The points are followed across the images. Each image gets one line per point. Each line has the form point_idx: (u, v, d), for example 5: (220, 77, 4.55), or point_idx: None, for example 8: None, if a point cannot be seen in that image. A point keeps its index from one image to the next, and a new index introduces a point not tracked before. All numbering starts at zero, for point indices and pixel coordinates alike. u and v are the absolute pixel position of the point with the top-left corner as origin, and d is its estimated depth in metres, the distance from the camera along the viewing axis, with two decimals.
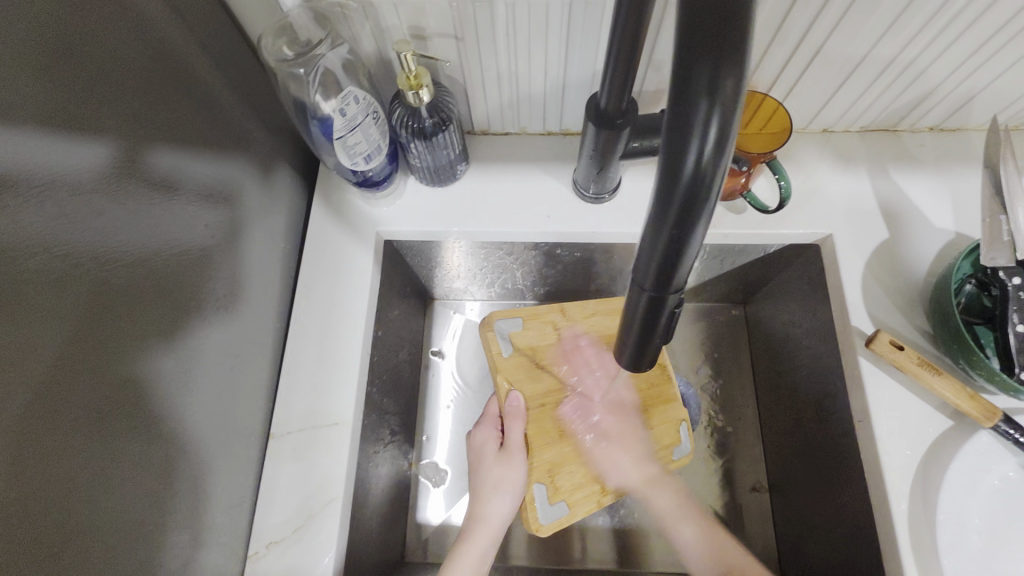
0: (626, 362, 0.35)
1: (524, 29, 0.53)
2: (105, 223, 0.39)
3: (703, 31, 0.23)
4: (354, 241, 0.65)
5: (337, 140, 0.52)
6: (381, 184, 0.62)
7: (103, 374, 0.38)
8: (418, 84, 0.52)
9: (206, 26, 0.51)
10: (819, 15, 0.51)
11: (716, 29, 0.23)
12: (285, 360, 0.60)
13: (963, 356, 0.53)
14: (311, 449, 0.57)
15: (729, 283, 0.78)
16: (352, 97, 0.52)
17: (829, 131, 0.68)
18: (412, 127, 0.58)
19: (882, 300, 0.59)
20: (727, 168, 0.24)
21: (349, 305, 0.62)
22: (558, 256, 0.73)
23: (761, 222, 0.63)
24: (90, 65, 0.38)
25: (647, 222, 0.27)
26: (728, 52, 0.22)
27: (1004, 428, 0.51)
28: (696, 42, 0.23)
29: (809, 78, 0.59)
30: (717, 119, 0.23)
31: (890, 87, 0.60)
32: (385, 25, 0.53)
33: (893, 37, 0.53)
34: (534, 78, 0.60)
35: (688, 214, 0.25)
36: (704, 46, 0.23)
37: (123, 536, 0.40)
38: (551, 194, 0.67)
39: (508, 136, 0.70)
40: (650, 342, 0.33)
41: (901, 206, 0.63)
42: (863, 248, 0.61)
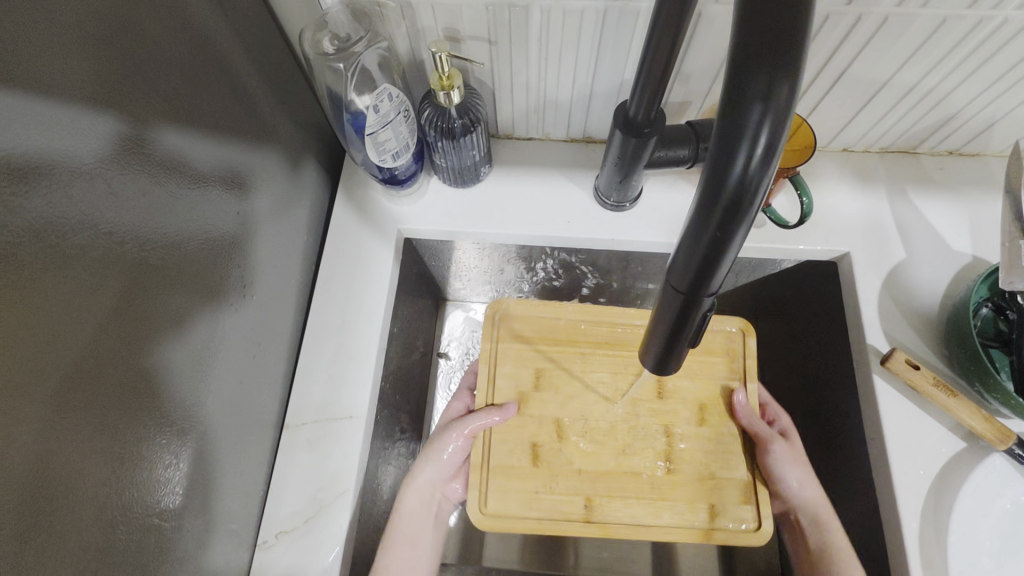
0: (650, 365, 0.35)
1: (557, 37, 0.54)
2: (145, 204, 0.39)
3: (763, 39, 0.23)
4: (375, 238, 0.66)
5: (368, 135, 0.53)
6: (405, 182, 0.63)
7: (133, 353, 0.39)
8: (450, 85, 0.53)
9: (246, 19, 0.52)
10: (847, 37, 0.52)
11: (771, 40, 0.23)
12: (302, 352, 0.61)
13: (979, 378, 0.53)
14: (324, 441, 0.57)
15: (743, 297, 0.78)
16: (386, 94, 0.52)
17: (849, 151, 0.68)
18: (441, 127, 0.59)
19: (898, 319, 0.59)
20: (772, 178, 0.25)
21: (367, 300, 0.63)
22: (575, 262, 0.74)
23: (780, 236, 0.64)
24: (139, 51, 0.39)
25: (688, 228, 0.28)
26: (783, 63, 0.23)
27: (1017, 451, 0.51)
28: (751, 51, 0.23)
29: (833, 98, 0.60)
30: (769, 127, 0.23)
31: (912, 110, 0.60)
32: (420, 26, 0.54)
33: (917, 63, 0.54)
34: (562, 85, 0.61)
35: (732, 218, 0.25)
36: (759, 55, 0.23)
37: (140, 515, 0.41)
38: (572, 200, 0.67)
39: (531, 142, 0.71)
40: (676, 347, 0.33)
41: (919, 228, 0.63)
42: (879, 268, 0.61)
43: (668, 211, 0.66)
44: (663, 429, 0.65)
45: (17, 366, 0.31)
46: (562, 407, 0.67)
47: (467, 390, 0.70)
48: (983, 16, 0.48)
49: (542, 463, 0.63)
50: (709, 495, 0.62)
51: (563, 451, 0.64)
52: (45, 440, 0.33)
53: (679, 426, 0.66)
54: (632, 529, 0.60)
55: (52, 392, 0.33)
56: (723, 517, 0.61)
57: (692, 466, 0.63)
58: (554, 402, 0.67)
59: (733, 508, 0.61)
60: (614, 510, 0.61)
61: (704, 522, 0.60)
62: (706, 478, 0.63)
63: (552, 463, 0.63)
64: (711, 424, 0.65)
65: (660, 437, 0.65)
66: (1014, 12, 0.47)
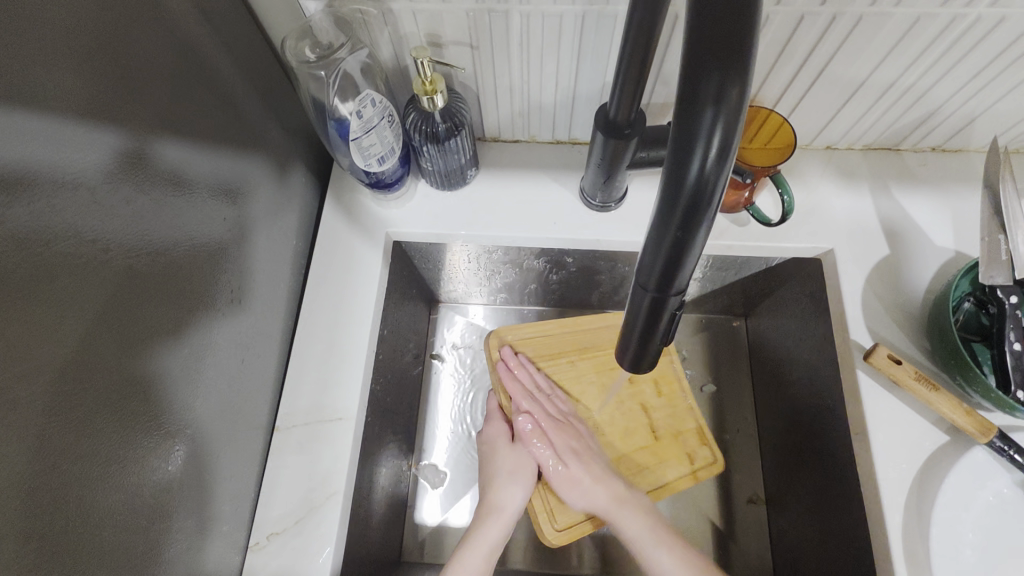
0: (626, 364, 0.36)
1: (538, 41, 0.55)
2: (130, 211, 0.40)
3: (715, 43, 0.24)
4: (364, 241, 0.67)
5: (352, 141, 0.54)
6: (392, 185, 0.64)
7: (119, 359, 0.40)
8: (433, 90, 0.54)
9: (231, 29, 0.53)
10: (824, 36, 0.52)
11: (722, 44, 0.24)
12: (292, 355, 0.61)
13: (960, 372, 0.53)
14: (315, 442, 0.58)
15: (731, 294, 0.79)
16: (368, 100, 0.53)
17: (833, 148, 0.69)
18: (426, 131, 0.60)
19: (881, 314, 0.60)
20: (729, 177, 0.26)
21: (356, 303, 0.64)
22: (563, 262, 0.74)
23: (764, 234, 0.64)
24: (122, 62, 0.40)
25: (651, 231, 0.28)
26: (734, 66, 0.24)
27: (999, 444, 0.51)
28: (704, 54, 0.24)
29: (814, 97, 0.60)
30: (721, 128, 0.24)
31: (893, 107, 0.61)
32: (403, 32, 0.55)
33: (895, 60, 0.54)
34: (546, 89, 0.62)
35: (691, 219, 0.26)
36: (711, 58, 0.24)
37: (130, 518, 0.42)
38: (559, 201, 0.68)
39: (518, 144, 0.71)
40: (650, 345, 0.34)
41: (902, 223, 0.64)
42: (862, 264, 0.62)
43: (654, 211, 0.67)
44: (638, 406, 0.72)
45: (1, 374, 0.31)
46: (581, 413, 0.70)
47: (497, 412, 0.70)
48: (956, 14, 0.49)
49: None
50: (685, 448, 0.70)
51: (596, 448, 0.68)
52: (32, 445, 0.33)
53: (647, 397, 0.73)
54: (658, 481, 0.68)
55: (37, 399, 0.33)
56: (699, 462, 0.69)
57: (664, 426, 0.71)
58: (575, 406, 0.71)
59: (699, 452, 0.70)
60: (654, 474, 0.68)
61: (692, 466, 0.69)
62: (677, 435, 0.71)
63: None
64: (667, 396, 0.73)
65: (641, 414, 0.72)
66: (987, 9, 0.48)
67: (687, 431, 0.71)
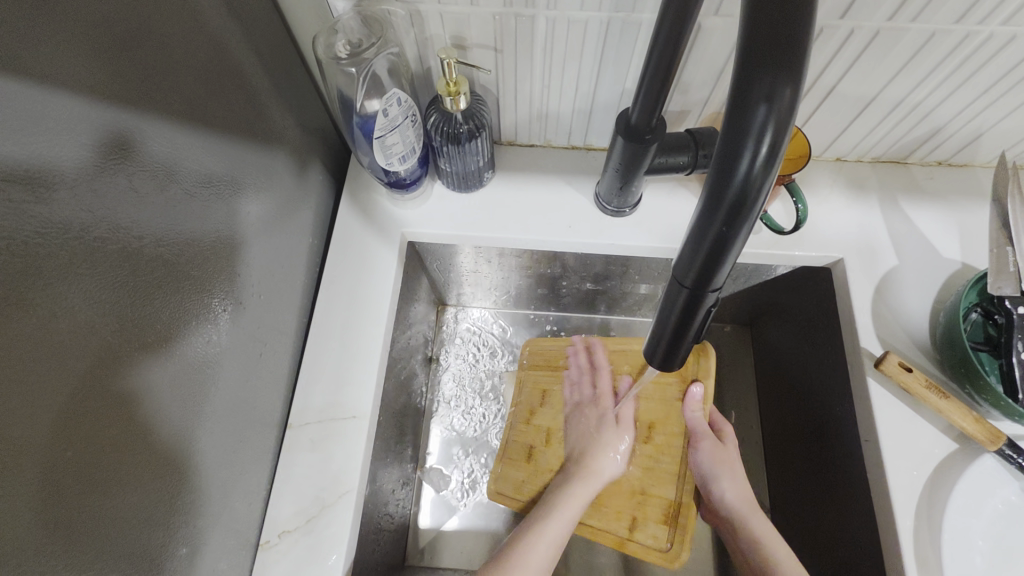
0: (655, 361, 0.37)
1: (561, 46, 0.56)
2: (161, 199, 0.41)
3: (767, 44, 0.25)
4: (378, 240, 0.66)
5: (376, 139, 0.55)
6: (410, 185, 0.64)
7: (142, 348, 0.39)
8: (456, 91, 0.55)
9: (259, 25, 0.53)
10: (839, 51, 0.54)
11: (774, 44, 0.25)
12: (306, 352, 0.61)
13: (969, 380, 0.54)
14: (327, 441, 0.57)
15: (739, 302, 0.79)
16: (394, 99, 0.54)
17: (842, 160, 0.70)
18: (446, 132, 0.60)
19: (891, 323, 0.60)
20: (775, 176, 0.26)
21: (370, 302, 0.63)
22: (575, 268, 0.75)
23: (775, 242, 0.65)
24: (158, 52, 0.40)
25: (692, 230, 0.29)
26: (786, 66, 0.24)
27: (1007, 451, 0.52)
28: (758, 53, 0.25)
29: (827, 110, 0.61)
30: (771, 128, 0.24)
31: (903, 122, 0.62)
32: (428, 33, 0.55)
33: (906, 77, 0.56)
34: (565, 94, 0.62)
35: (736, 216, 0.26)
36: (764, 58, 0.25)
37: (147, 510, 0.41)
38: (573, 205, 0.68)
39: (533, 148, 0.72)
40: (682, 342, 0.34)
41: (910, 235, 0.65)
42: (873, 273, 0.63)
43: (667, 217, 0.67)
44: (613, 439, 0.70)
45: (28, 359, 0.31)
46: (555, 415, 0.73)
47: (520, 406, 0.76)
48: (970, 30, 0.50)
49: (535, 462, 0.71)
50: (635, 509, 0.66)
51: (548, 452, 0.72)
52: (55, 431, 0.33)
53: (627, 438, 0.69)
54: (621, 533, 0.66)
55: (63, 385, 0.33)
56: (642, 531, 0.65)
57: (627, 476, 0.68)
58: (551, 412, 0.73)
59: (648, 525, 0.65)
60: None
61: (623, 532, 0.66)
62: (637, 493, 0.67)
63: (540, 462, 0.71)
64: (656, 444, 0.68)
65: None
66: (1000, 27, 0.49)
67: (650, 495, 0.67)
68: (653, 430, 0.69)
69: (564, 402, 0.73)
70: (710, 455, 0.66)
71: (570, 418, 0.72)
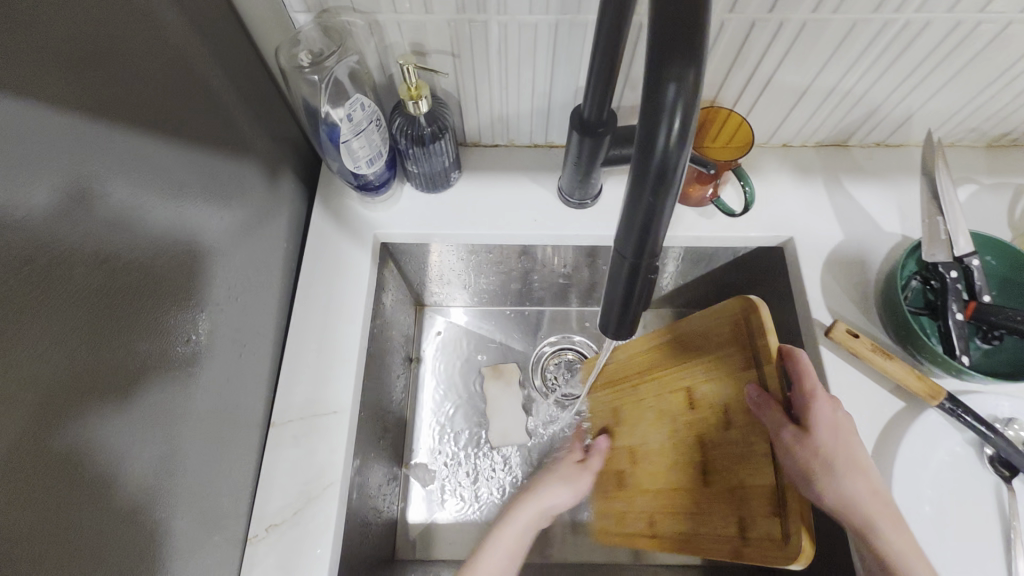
0: (611, 331, 0.40)
1: (514, 49, 0.59)
2: (133, 207, 0.43)
3: (671, 30, 0.28)
4: (350, 241, 0.68)
5: (343, 143, 0.57)
6: (379, 189, 0.67)
7: (119, 357, 0.41)
8: (418, 95, 0.58)
9: (223, 40, 0.55)
10: (772, 42, 0.58)
11: (676, 30, 0.28)
12: (284, 354, 0.63)
13: (911, 343, 0.58)
14: (309, 436, 0.59)
15: (703, 286, 0.83)
16: (358, 104, 0.56)
17: (788, 146, 0.74)
18: (410, 135, 0.63)
19: (840, 294, 0.64)
20: (691, 147, 0.29)
21: (346, 301, 0.65)
22: (545, 261, 0.78)
23: (730, 225, 0.69)
24: (126, 68, 0.42)
25: (626, 209, 0.32)
26: (688, 50, 0.28)
27: (948, 406, 0.55)
28: (665, 40, 0.28)
29: (768, 98, 0.66)
30: (680, 106, 0.28)
31: (839, 106, 0.67)
32: (388, 41, 0.58)
33: (836, 64, 0.60)
34: (523, 94, 0.65)
35: (660, 185, 0.30)
36: (670, 44, 0.28)
37: (130, 509, 0.42)
38: (538, 200, 0.71)
39: (497, 148, 0.75)
40: (631, 310, 0.37)
41: (853, 212, 0.69)
42: (820, 249, 0.67)
43: None
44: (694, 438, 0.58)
45: (6, 366, 0.32)
46: (631, 434, 0.68)
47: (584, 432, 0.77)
48: (887, 19, 0.55)
49: (625, 487, 0.68)
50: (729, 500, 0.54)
51: (633, 474, 0.67)
52: (33, 439, 0.34)
53: (711, 434, 0.57)
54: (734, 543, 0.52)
55: (43, 395, 0.34)
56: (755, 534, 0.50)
57: (723, 470, 0.54)
58: (637, 428, 0.68)
59: (759, 521, 0.49)
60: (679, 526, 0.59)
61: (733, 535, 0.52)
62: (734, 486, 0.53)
63: (630, 486, 0.67)
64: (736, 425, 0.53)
65: (694, 448, 0.58)
66: (914, 15, 0.54)
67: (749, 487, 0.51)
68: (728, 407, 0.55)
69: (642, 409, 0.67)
70: (822, 404, 0.48)
71: (649, 433, 0.65)
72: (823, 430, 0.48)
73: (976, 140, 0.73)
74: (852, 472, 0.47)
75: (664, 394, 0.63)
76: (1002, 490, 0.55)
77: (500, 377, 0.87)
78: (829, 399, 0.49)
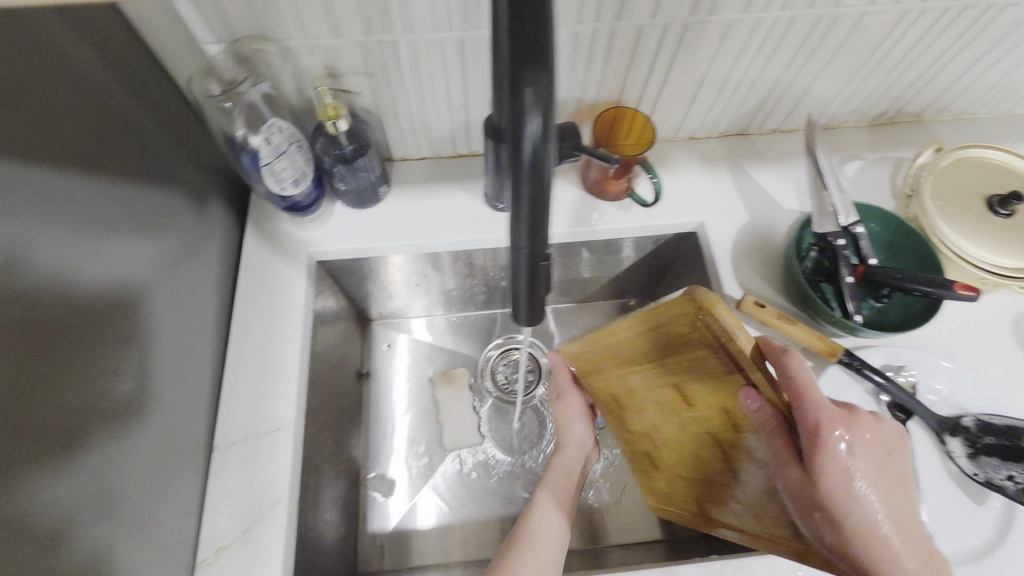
0: (523, 317, 0.44)
1: (425, 65, 0.62)
2: (52, 244, 0.43)
3: (523, 35, 0.30)
4: (284, 261, 0.70)
5: (264, 166, 0.59)
6: (309, 208, 0.68)
7: (40, 397, 0.40)
8: (335, 114, 0.60)
9: (138, 72, 0.56)
10: (660, 45, 0.63)
11: (524, 38, 0.30)
12: (224, 378, 0.63)
13: (811, 308, 0.64)
14: (254, 456, 0.59)
15: (634, 276, 0.88)
16: (274, 127, 0.58)
17: (695, 138, 0.80)
18: (334, 154, 0.65)
19: (748, 271, 0.70)
20: (555, 142, 0.33)
21: (284, 320, 0.66)
22: (480, 265, 0.81)
23: (647, 215, 0.74)
24: (33, 104, 0.43)
25: (514, 206, 0.36)
26: (538, 55, 0.30)
27: (846, 360, 0.61)
28: (516, 48, 0.30)
29: (668, 96, 0.71)
30: (539, 107, 0.31)
31: (733, 99, 0.73)
32: (302, 66, 0.61)
33: (721, 61, 0.66)
34: (441, 106, 0.69)
35: (534, 179, 0.33)
36: (521, 52, 0.30)
37: (65, 544, 0.42)
38: (466, 207, 0.74)
39: (425, 161, 0.78)
40: (536, 293, 0.41)
41: (756, 194, 0.75)
42: (729, 231, 0.72)
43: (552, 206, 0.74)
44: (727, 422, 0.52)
45: None
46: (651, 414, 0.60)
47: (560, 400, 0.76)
48: (757, 18, 0.60)
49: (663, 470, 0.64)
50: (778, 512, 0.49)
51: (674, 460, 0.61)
52: None
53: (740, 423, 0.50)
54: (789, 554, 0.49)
55: None
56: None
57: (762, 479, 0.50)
58: (652, 413, 0.60)
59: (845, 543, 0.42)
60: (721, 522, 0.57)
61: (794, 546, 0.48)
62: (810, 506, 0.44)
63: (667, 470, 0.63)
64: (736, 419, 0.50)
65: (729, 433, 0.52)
66: (779, 13, 0.60)
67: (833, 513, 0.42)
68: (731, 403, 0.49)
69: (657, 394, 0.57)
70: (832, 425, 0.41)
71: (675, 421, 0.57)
72: (842, 462, 0.42)
73: (859, 121, 0.80)
74: (876, 487, 0.42)
75: (724, 385, 0.48)
76: (901, 432, 0.61)
77: (451, 382, 0.89)
78: (836, 411, 0.42)
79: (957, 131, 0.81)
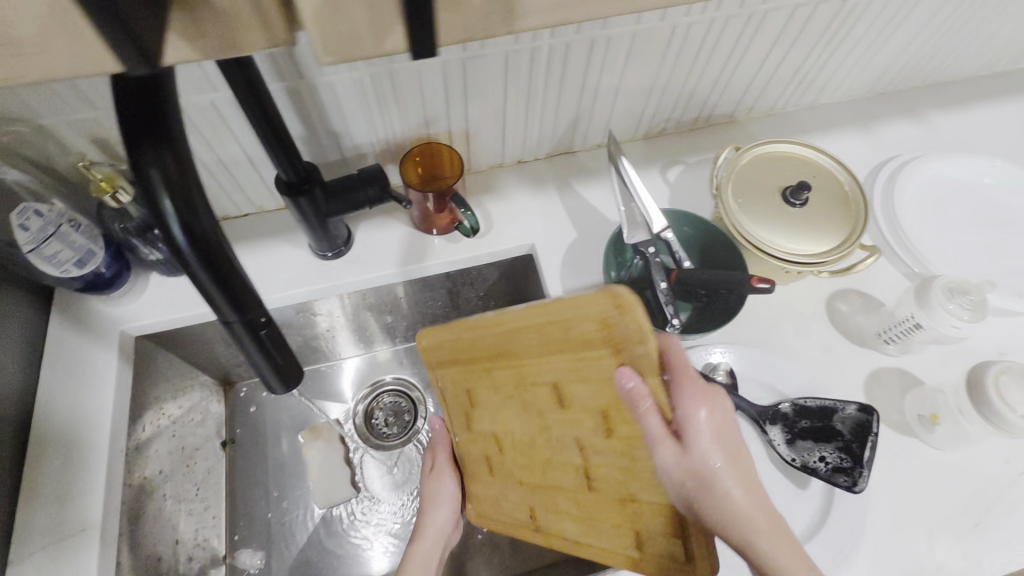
0: (278, 385, 0.42)
1: (205, 126, 0.60)
2: None
3: (133, 115, 0.30)
4: (93, 343, 0.66)
5: (29, 252, 0.55)
6: (111, 282, 0.65)
7: None
8: (110, 185, 0.58)
9: None
10: (446, 81, 0.63)
11: (136, 121, 0.30)
12: (23, 482, 0.58)
13: None
14: (56, 563, 0.55)
15: (491, 301, 0.88)
16: (29, 211, 0.55)
17: (523, 161, 0.81)
18: (126, 226, 0.62)
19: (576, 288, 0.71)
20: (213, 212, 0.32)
21: (92, 407, 0.62)
22: (325, 314, 0.79)
23: (476, 245, 0.74)
24: None
25: (196, 280, 0.33)
26: (155, 133, 0.30)
27: None
28: (130, 131, 0.30)
29: (477, 126, 0.71)
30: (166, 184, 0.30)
31: (544, 121, 0.74)
32: (68, 141, 0.58)
33: (515, 88, 0.67)
34: (241, 163, 0.66)
35: (201, 252, 0.32)
36: (135, 134, 0.30)
37: None
38: (293, 259, 0.72)
39: (247, 217, 0.74)
40: (277, 358, 0.40)
41: (583, 210, 0.77)
42: (557, 250, 0.73)
43: (381, 247, 0.73)
44: (574, 442, 0.50)
45: None
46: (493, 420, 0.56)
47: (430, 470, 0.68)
48: (532, 46, 0.62)
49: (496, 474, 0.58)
50: (629, 519, 0.50)
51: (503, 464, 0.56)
52: None
53: (588, 435, 0.49)
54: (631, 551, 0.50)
55: None
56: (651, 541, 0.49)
57: (609, 482, 0.50)
58: (491, 417, 0.55)
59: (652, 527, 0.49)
60: (557, 527, 0.54)
61: (630, 551, 0.50)
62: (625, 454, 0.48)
63: (511, 499, 0.57)
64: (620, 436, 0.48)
65: (577, 451, 0.50)
66: (552, 40, 0.62)
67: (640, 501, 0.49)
68: (612, 416, 0.47)
69: (509, 405, 0.53)
70: (727, 470, 0.42)
71: (507, 420, 0.54)
72: (696, 423, 0.42)
73: (676, 127, 0.84)
74: (735, 477, 0.42)
75: (566, 359, 0.46)
76: None
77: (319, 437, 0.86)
78: (700, 393, 0.43)
79: (768, 126, 0.86)
